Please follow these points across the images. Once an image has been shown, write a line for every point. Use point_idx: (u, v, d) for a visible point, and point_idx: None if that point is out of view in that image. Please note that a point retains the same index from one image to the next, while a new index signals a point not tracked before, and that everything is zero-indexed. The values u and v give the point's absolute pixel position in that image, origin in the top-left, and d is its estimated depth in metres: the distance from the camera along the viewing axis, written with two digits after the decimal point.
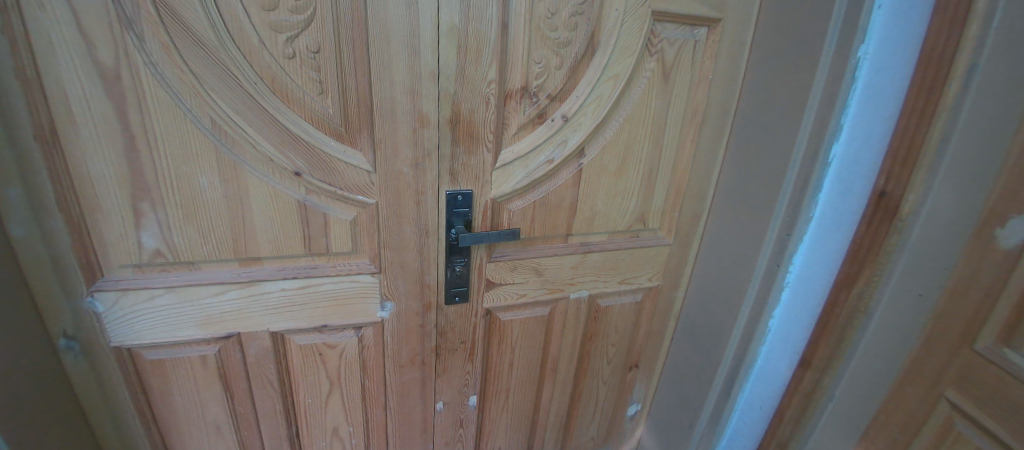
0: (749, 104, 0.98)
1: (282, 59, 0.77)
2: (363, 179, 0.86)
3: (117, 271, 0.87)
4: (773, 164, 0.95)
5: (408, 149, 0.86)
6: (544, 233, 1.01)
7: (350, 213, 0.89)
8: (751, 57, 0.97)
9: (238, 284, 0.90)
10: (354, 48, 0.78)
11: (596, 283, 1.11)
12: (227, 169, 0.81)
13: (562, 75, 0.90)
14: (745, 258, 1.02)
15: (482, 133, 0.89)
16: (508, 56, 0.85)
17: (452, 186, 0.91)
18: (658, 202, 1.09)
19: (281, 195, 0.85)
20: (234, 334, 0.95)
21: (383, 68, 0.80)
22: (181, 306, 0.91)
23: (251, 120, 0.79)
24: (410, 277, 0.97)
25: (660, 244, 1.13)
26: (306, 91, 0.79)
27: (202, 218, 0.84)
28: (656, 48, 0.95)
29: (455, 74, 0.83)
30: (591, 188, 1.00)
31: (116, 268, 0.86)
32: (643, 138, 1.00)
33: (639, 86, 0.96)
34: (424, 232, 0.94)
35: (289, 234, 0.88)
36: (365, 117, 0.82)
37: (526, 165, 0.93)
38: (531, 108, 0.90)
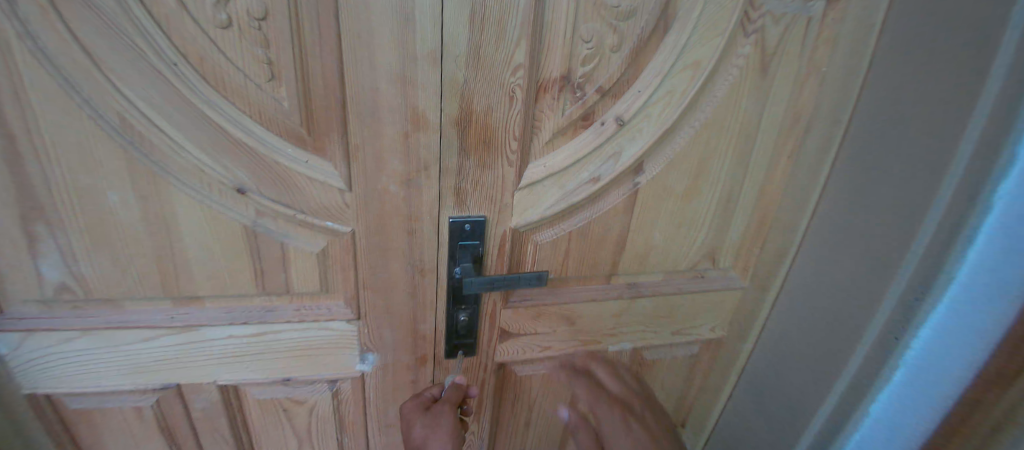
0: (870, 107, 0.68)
1: (210, 25, 0.51)
2: (335, 200, 0.62)
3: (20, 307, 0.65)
4: (899, 202, 0.64)
5: (396, 160, 0.61)
6: (579, 273, 0.76)
7: (318, 244, 0.65)
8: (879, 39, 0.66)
9: (173, 329, 0.68)
10: (318, 12, 0.52)
11: (642, 334, 0.86)
12: (146, 183, 0.58)
13: (619, 60, 0.62)
14: (845, 324, 0.72)
15: (500, 140, 0.63)
16: (543, 31, 0.58)
17: (458, 211, 0.66)
18: (732, 235, 0.81)
19: (221, 217, 0.61)
20: (174, 384, 0.73)
21: (361, 44, 0.54)
22: (103, 350, 0.68)
23: (172, 117, 0.55)
24: (400, 324, 0.74)
25: (728, 287, 0.85)
26: (251, 77, 0.54)
27: (118, 246, 0.62)
28: (756, 23, 0.64)
29: (465, 56, 0.57)
30: (646, 216, 0.74)
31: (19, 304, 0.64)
32: (725, 149, 0.72)
33: (726, 75, 0.66)
34: (418, 271, 0.69)
35: (235, 270, 0.65)
36: (335, 114, 0.58)
37: (561, 184, 0.68)
38: (572, 105, 0.63)
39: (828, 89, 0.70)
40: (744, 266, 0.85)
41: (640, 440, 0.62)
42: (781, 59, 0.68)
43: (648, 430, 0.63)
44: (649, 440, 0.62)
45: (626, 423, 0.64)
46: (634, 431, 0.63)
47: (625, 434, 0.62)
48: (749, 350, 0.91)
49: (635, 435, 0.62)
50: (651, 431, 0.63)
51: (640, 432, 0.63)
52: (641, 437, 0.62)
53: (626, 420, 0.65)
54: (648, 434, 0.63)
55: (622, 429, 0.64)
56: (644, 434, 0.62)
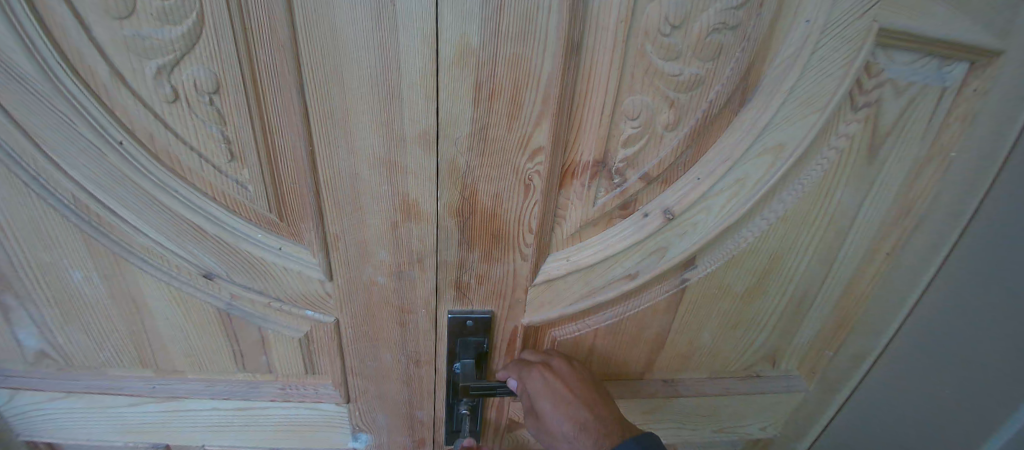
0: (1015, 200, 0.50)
1: (156, 102, 0.43)
2: (313, 288, 0.53)
3: (4, 362, 0.60)
4: None
5: (384, 251, 0.51)
6: (604, 368, 0.64)
7: (301, 330, 0.56)
8: None
9: (155, 398, 0.62)
10: (282, 86, 0.41)
11: (677, 432, 0.72)
12: (108, 263, 0.51)
13: (676, 139, 0.48)
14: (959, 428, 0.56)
15: (512, 232, 0.51)
16: (574, 104, 0.44)
17: (459, 304, 0.56)
18: (801, 337, 0.66)
19: (191, 301, 0.54)
20: (162, 446, 0.66)
21: (336, 124, 0.43)
22: (87, 411, 0.63)
23: (124, 198, 0.47)
24: (394, 410, 0.65)
25: (790, 391, 0.69)
26: (207, 156, 0.45)
27: (88, 320, 0.56)
28: (870, 94, 0.50)
29: (468, 137, 0.45)
30: (694, 318, 0.61)
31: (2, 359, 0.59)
32: (805, 245, 0.58)
33: (813, 169, 0.53)
34: (413, 361, 0.60)
35: (211, 349, 0.58)
36: (308, 201, 0.47)
37: (587, 280, 0.55)
38: (607, 193, 0.50)
39: (956, 178, 0.53)
40: (810, 368, 0.69)
41: (588, 423, 0.51)
42: (898, 141, 0.52)
43: (583, 393, 0.54)
44: (595, 417, 0.52)
45: (560, 384, 0.54)
46: (574, 394, 0.53)
47: (565, 415, 0.52)
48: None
49: (575, 414, 0.52)
50: (584, 393, 0.54)
51: (579, 402, 0.53)
52: (586, 421, 0.51)
53: (558, 380, 0.55)
54: (594, 412, 0.52)
55: (558, 392, 0.53)
56: (585, 408, 0.52)
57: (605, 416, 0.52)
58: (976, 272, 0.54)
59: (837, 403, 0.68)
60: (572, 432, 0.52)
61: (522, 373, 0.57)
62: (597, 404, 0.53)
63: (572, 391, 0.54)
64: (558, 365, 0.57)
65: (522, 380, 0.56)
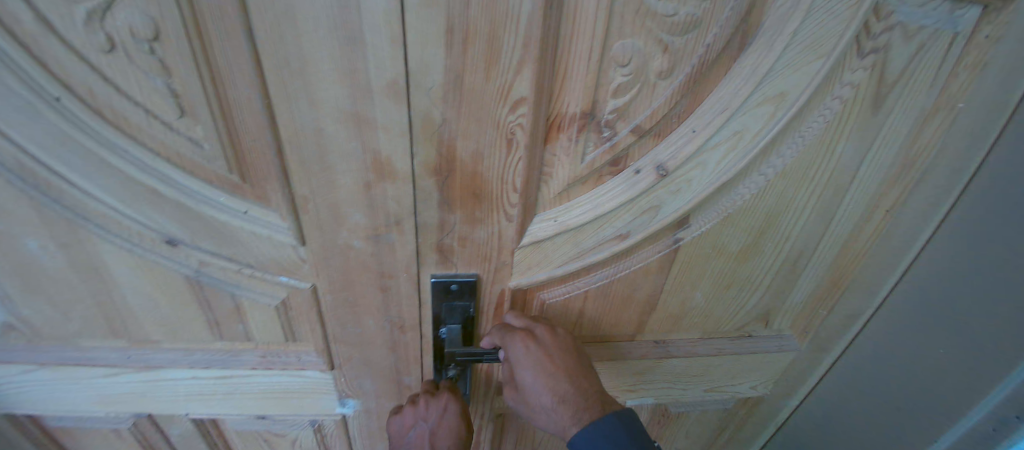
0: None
1: (90, 51, 0.38)
2: (286, 253, 0.50)
3: None
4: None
5: (359, 213, 0.48)
6: (594, 330, 0.63)
7: (277, 296, 0.54)
8: None
9: (133, 368, 0.60)
10: (231, 31, 0.37)
11: (667, 391, 0.72)
12: (63, 231, 0.48)
13: (670, 89, 0.44)
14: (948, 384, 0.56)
15: (495, 191, 0.48)
16: (560, 50, 0.41)
17: (441, 268, 0.53)
18: (795, 297, 0.64)
19: (158, 269, 0.51)
20: (146, 415, 0.65)
21: (293, 74, 0.39)
22: (62, 383, 0.61)
23: (70, 160, 0.43)
24: (380, 374, 0.64)
25: (781, 349, 0.69)
26: (156, 112, 0.41)
27: (51, 292, 0.53)
28: (881, 38, 0.46)
29: (442, 87, 0.41)
30: (686, 278, 0.59)
31: None
32: (804, 201, 0.55)
33: (816, 119, 0.50)
34: (397, 327, 0.58)
35: (184, 318, 0.56)
36: (272, 159, 0.44)
37: (576, 240, 0.52)
38: (596, 148, 0.46)
39: (963, 128, 0.50)
40: (803, 327, 0.67)
41: (568, 396, 0.52)
42: (907, 90, 0.49)
43: (567, 365, 0.53)
44: (577, 391, 0.52)
45: (544, 355, 0.53)
46: (556, 365, 0.52)
47: (547, 388, 0.52)
48: (795, 407, 0.75)
49: (557, 387, 0.52)
50: (568, 364, 0.53)
51: (562, 375, 0.52)
52: (567, 395, 0.52)
53: (542, 350, 0.53)
54: (576, 385, 0.53)
55: (542, 363, 0.52)
56: (567, 382, 0.52)
57: (586, 388, 0.53)
58: (978, 229, 0.52)
59: (828, 359, 0.68)
60: (552, 403, 0.53)
61: (504, 339, 0.55)
62: (580, 376, 0.53)
63: (555, 363, 0.53)
64: (543, 333, 0.55)
65: (505, 346, 0.55)
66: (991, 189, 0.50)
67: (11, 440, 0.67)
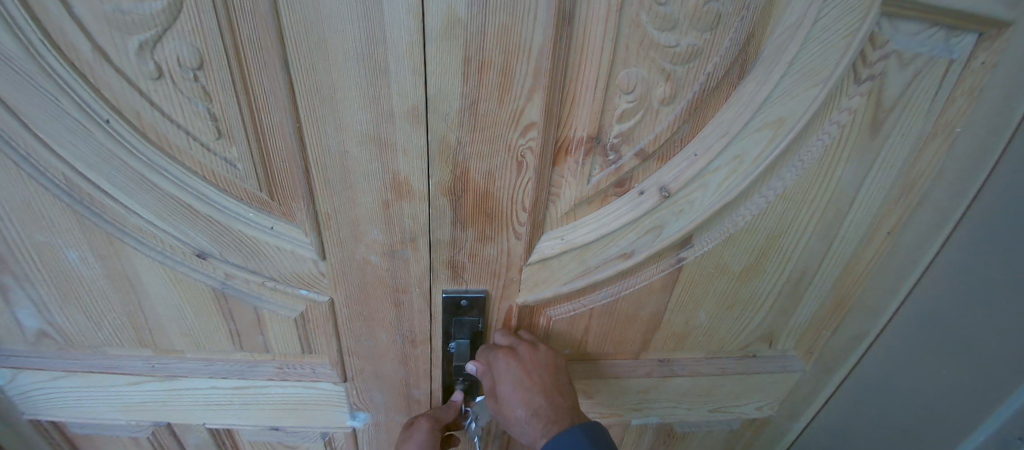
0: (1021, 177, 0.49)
1: (139, 78, 0.42)
2: (306, 268, 0.53)
3: (6, 342, 0.60)
4: None
5: (376, 230, 0.50)
6: (601, 347, 0.64)
7: (297, 309, 0.56)
8: None
9: (155, 378, 0.62)
10: (267, 61, 0.40)
11: (673, 410, 0.72)
12: (102, 243, 0.51)
13: (672, 114, 0.47)
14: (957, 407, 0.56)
15: (505, 211, 0.50)
16: (568, 79, 0.43)
17: (453, 284, 0.56)
18: (799, 317, 0.65)
19: (186, 281, 0.54)
20: (165, 424, 0.67)
21: (321, 100, 0.42)
22: (89, 390, 0.64)
23: (113, 177, 0.47)
24: (391, 388, 0.65)
25: (784, 370, 0.69)
26: (195, 134, 0.45)
27: (85, 300, 0.56)
28: (875, 67, 0.48)
29: (458, 112, 0.44)
30: (689, 298, 0.61)
31: (5, 339, 0.60)
32: (804, 222, 0.57)
33: (815, 143, 0.52)
34: (409, 341, 0.60)
35: (208, 329, 0.59)
36: (297, 178, 0.47)
37: (582, 259, 0.54)
38: (602, 170, 0.49)
39: (963, 154, 0.52)
40: (808, 347, 0.68)
41: (541, 409, 0.52)
42: (903, 115, 0.51)
43: (543, 380, 0.54)
44: (550, 405, 0.53)
45: (522, 370, 0.54)
46: (533, 381, 0.54)
47: (522, 400, 0.53)
48: (804, 430, 0.75)
49: (532, 400, 0.53)
50: (544, 380, 0.54)
51: (538, 389, 0.53)
52: (540, 408, 0.52)
53: (520, 366, 0.55)
54: (551, 400, 0.53)
55: (519, 377, 0.54)
56: (542, 395, 0.53)
57: (560, 403, 0.54)
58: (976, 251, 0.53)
59: (833, 382, 0.68)
60: (525, 417, 0.53)
61: (488, 356, 0.57)
62: (555, 391, 0.54)
63: (532, 378, 0.54)
64: (524, 350, 0.56)
65: (488, 364, 0.57)
66: (989, 212, 0.51)
67: (35, 446, 0.69)
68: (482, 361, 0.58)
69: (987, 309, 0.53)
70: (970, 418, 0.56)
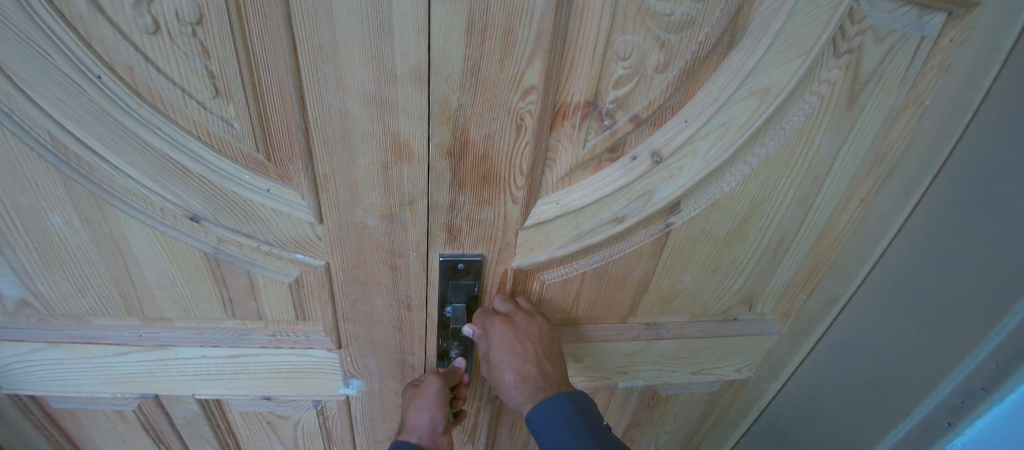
0: (979, 150, 0.53)
1: (131, 32, 0.40)
2: (303, 232, 0.53)
3: None
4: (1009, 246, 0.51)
5: (375, 193, 0.51)
6: (592, 311, 0.67)
7: (291, 274, 0.57)
8: (1008, 68, 0.50)
9: (144, 347, 0.62)
10: (269, 16, 0.40)
11: (657, 373, 0.76)
12: (90, 206, 0.50)
13: (665, 82, 0.48)
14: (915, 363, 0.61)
15: (503, 174, 0.51)
16: (569, 43, 0.44)
17: (450, 249, 0.57)
18: (775, 280, 0.69)
19: (179, 246, 0.53)
20: (152, 395, 0.66)
21: (323, 58, 0.42)
22: (73, 361, 0.62)
23: (104, 136, 0.46)
24: (385, 354, 0.66)
25: (764, 333, 0.74)
26: (191, 92, 0.44)
27: (70, 267, 0.54)
28: (853, 41, 0.51)
29: (460, 75, 0.45)
30: (677, 262, 0.63)
31: None
32: (785, 190, 0.60)
33: (795, 114, 0.54)
34: (405, 306, 0.61)
35: (198, 296, 0.58)
36: (297, 139, 0.46)
37: (576, 223, 0.56)
38: (597, 135, 0.50)
39: (927, 125, 0.56)
40: (784, 310, 0.73)
41: (530, 377, 0.55)
42: (878, 87, 0.54)
43: (535, 349, 0.56)
44: (539, 373, 0.55)
45: (515, 339, 0.56)
46: (525, 349, 0.56)
47: (512, 367, 0.55)
48: (777, 390, 0.80)
49: (522, 368, 0.55)
50: (536, 349, 0.56)
51: (529, 357, 0.55)
52: (529, 376, 0.55)
53: (515, 335, 0.56)
54: (540, 368, 0.55)
55: (512, 346, 0.56)
56: (532, 364, 0.55)
57: (549, 372, 0.56)
58: (934, 218, 0.58)
59: (805, 345, 0.74)
60: (514, 383, 0.55)
61: (484, 323, 0.58)
62: (546, 360, 0.56)
63: (525, 347, 0.56)
64: (519, 319, 0.58)
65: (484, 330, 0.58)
66: (948, 180, 0.56)
67: (12, 420, 0.67)
68: (480, 325, 0.59)
69: (943, 271, 0.57)
70: (931, 375, 0.60)
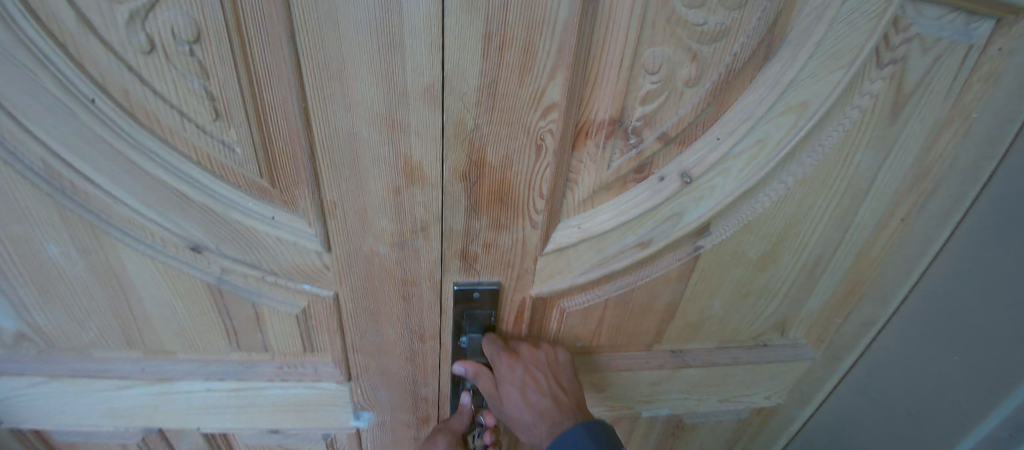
0: None
1: (127, 53, 0.38)
2: (309, 260, 0.50)
3: None
4: None
5: (386, 219, 0.48)
6: (615, 339, 0.63)
7: (298, 304, 0.53)
8: None
9: (146, 381, 0.59)
10: (272, 34, 0.37)
11: (683, 402, 0.71)
12: (87, 236, 0.47)
13: (697, 96, 0.45)
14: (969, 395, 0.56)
15: (522, 197, 0.48)
16: (593, 58, 0.41)
17: (465, 276, 0.53)
18: (812, 304, 0.64)
19: (180, 276, 0.50)
20: (156, 429, 0.63)
21: (330, 77, 0.40)
22: (72, 395, 0.59)
23: (100, 163, 0.43)
24: (397, 386, 0.63)
25: (796, 358, 0.68)
26: (190, 115, 0.41)
27: (68, 299, 0.52)
28: (897, 50, 0.46)
29: (476, 92, 0.41)
30: (707, 286, 0.59)
31: None
32: (825, 209, 0.55)
33: (836, 128, 0.50)
34: (417, 336, 0.58)
35: (201, 328, 0.55)
36: (303, 163, 0.44)
37: (599, 247, 0.52)
38: (623, 155, 0.47)
39: (976, 140, 0.51)
40: (819, 335, 0.67)
41: (546, 410, 0.51)
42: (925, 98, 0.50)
43: (545, 379, 0.53)
44: (554, 404, 0.51)
45: (524, 371, 0.53)
46: (536, 381, 0.53)
47: (524, 401, 0.52)
48: (811, 416, 0.75)
49: (535, 401, 0.52)
50: (547, 379, 0.53)
51: (541, 389, 0.52)
52: (543, 409, 0.51)
53: (523, 367, 0.54)
54: (554, 398, 0.52)
55: (522, 379, 0.53)
56: (544, 395, 0.52)
57: (564, 401, 0.52)
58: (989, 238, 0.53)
59: (841, 370, 0.69)
60: (529, 419, 0.51)
61: (490, 358, 0.56)
62: (559, 389, 0.52)
63: (535, 378, 0.53)
64: (524, 350, 0.55)
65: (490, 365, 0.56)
66: (1001, 196, 0.51)
67: None
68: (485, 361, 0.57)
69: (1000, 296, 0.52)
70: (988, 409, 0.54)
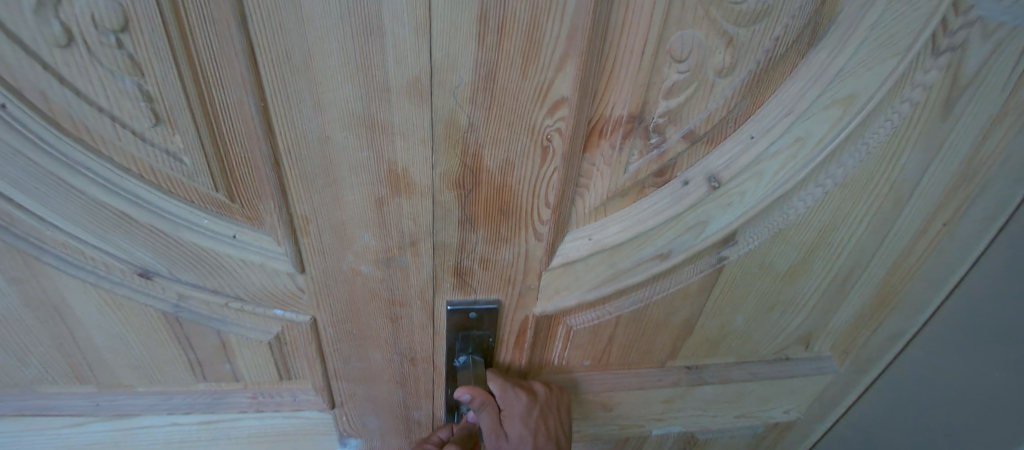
0: None
1: (35, 46, 0.30)
2: (281, 284, 0.43)
3: None
4: None
5: (368, 235, 0.41)
6: (627, 357, 0.57)
7: (271, 331, 0.47)
8: None
9: (103, 417, 0.52)
10: (216, 20, 0.30)
11: (697, 418, 0.66)
12: (14, 263, 0.40)
13: (729, 89, 0.39)
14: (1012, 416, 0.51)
15: (524, 207, 0.41)
16: (610, 45, 0.35)
17: (461, 295, 0.47)
18: (839, 316, 0.58)
19: (129, 306, 0.43)
20: None
21: (294, 71, 0.33)
22: (20, 435, 0.52)
23: (20, 180, 0.36)
24: (388, 413, 0.56)
25: (819, 373, 0.63)
26: (125, 120, 0.34)
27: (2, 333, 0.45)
28: (955, 36, 0.40)
29: (470, 86, 0.35)
30: (729, 299, 0.53)
31: None
32: (861, 214, 0.50)
33: (880, 123, 0.44)
34: (408, 361, 0.52)
35: (160, 359, 0.48)
36: (267, 173, 0.37)
37: (612, 261, 0.46)
38: (642, 157, 0.40)
39: None
40: (845, 347, 0.62)
41: None
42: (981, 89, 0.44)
43: (555, 426, 0.50)
44: None
45: (540, 414, 0.50)
46: (547, 427, 0.50)
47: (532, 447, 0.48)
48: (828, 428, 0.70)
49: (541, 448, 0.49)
50: (557, 426, 0.51)
51: (549, 436, 0.49)
52: None
53: (540, 410, 0.50)
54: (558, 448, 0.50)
55: (537, 423, 0.49)
56: (552, 443, 0.49)
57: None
58: None
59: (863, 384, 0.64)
60: None
61: (504, 390, 0.49)
62: (562, 439, 0.51)
63: (546, 423, 0.50)
64: (540, 388, 0.51)
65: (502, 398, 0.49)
66: None
67: None
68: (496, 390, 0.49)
69: None
70: None
